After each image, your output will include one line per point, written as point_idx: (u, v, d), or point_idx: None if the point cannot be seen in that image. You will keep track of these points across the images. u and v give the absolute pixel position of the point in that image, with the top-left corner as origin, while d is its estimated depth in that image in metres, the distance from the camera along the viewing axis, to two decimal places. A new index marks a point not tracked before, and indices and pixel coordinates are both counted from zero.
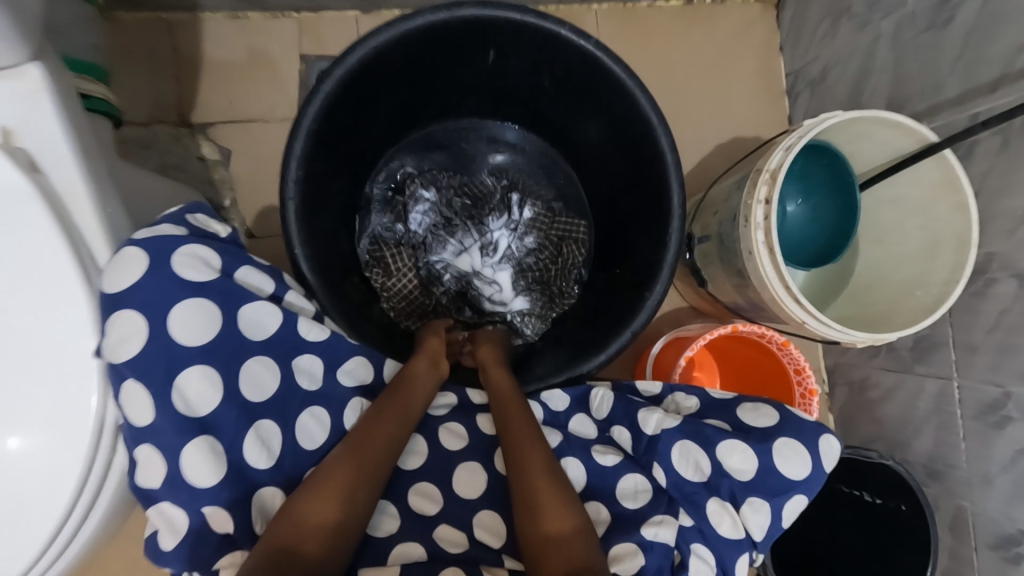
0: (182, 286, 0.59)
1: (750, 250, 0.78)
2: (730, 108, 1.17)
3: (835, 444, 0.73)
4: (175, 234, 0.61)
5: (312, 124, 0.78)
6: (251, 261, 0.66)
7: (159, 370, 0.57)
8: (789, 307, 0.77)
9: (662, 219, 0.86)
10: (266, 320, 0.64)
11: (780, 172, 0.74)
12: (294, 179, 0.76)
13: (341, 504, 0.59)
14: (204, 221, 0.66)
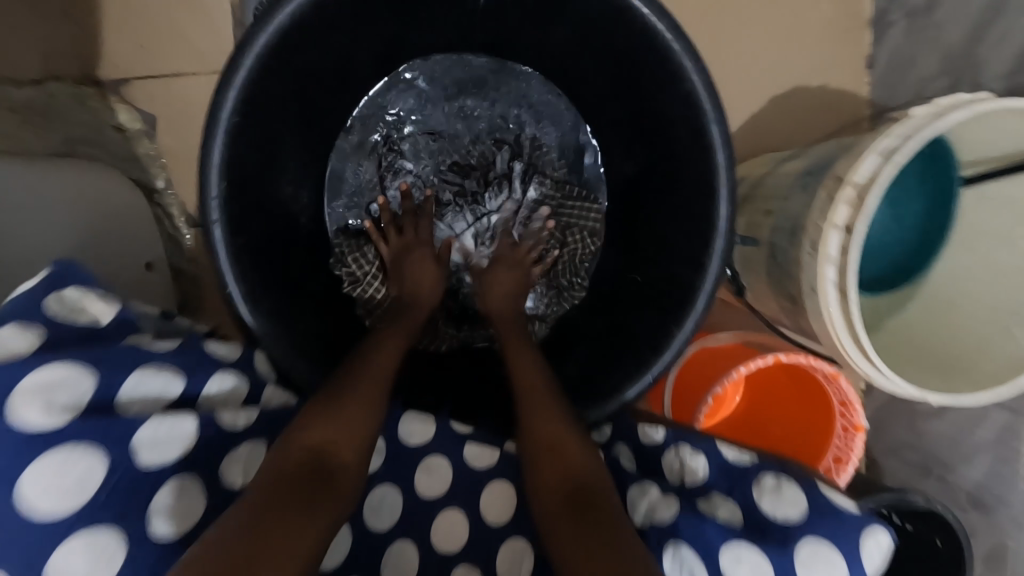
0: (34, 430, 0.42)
1: (813, 286, 0.60)
2: (792, 48, 0.91)
3: (884, 542, 0.56)
4: (21, 348, 0.44)
5: (235, 112, 0.58)
6: (142, 359, 0.49)
7: (20, 550, 0.42)
8: (855, 362, 0.60)
9: (702, 228, 0.67)
10: (174, 435, 0.48)
11: (871, 190, 0.54)
12: (218, 193, 0.58)
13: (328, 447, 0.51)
14: (73, 306, 0.49)
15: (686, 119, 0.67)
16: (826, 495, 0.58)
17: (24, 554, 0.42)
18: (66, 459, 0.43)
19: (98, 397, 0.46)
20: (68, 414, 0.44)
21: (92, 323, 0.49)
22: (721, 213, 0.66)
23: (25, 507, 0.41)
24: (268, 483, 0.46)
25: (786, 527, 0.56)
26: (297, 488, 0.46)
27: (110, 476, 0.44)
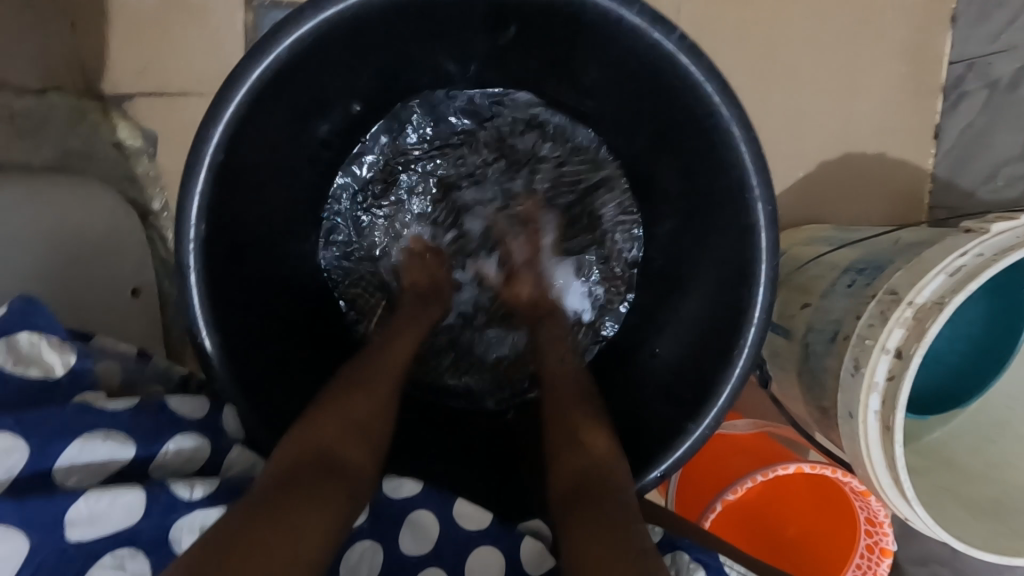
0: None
1: (852, 412, 0.52)
2: (855, 109, 0.82)
3: None
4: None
5: (220, 153, 0.50)
6: (86, 425, 0.40)
7: None
8: (894, 503, 0.52)
9: (731, 322, 0.56)
10: (114, 512, 0.39)
11: (935, 319, 0.46)
12: (194, 241, 0.50)
13: (342, 440, 0.47)
14: (25, 357, 0.41)
15: (726, 197, 0.56)
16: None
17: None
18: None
19: (28, 472, 0.38)
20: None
21: (45, 377, 0.41)
22: (753, 312, 0.54)
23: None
24: (285, 473, 0.43)
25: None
26: (314, 476, 0.43)
27: (27, 560, 0.37)
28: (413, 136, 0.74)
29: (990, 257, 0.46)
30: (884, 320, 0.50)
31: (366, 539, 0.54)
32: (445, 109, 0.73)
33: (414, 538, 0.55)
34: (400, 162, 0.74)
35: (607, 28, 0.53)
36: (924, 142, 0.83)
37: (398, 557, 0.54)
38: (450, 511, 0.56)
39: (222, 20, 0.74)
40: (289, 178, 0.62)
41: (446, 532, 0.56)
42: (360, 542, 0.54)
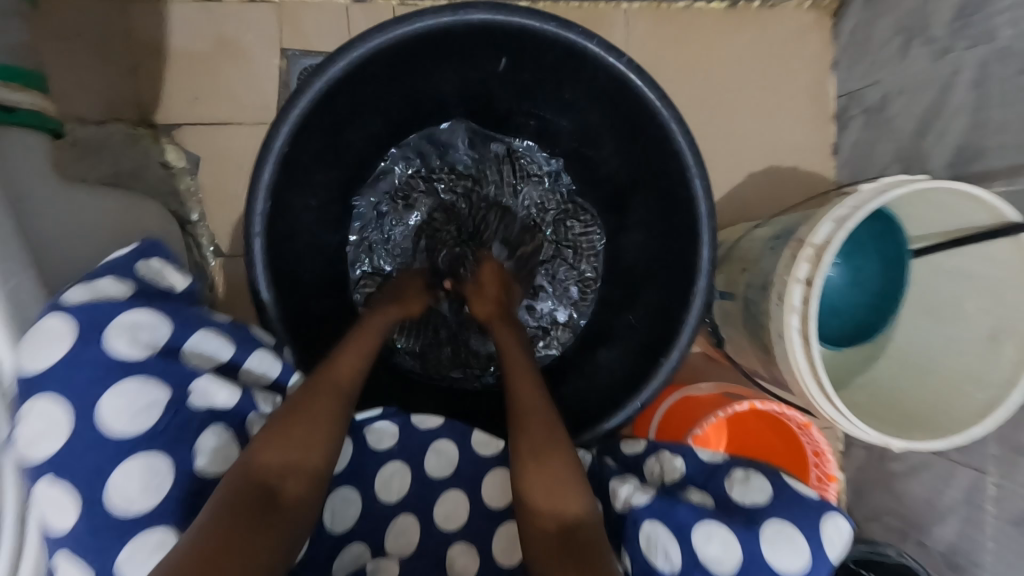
0: (117, 360, 0.45)
1: (781, 333, 0.67)
2: (769, 132, 1.03)
3: (845, 528, 0.59)
4: (111, 294, 0.48)
5: (284, 146, 0.64)
6: (206, 322, 0.51)
7: (86, 461, 0.43)
8: (821, 405, 0.66)
9: (686, 277, 0.74)
10: (226, 387, 0.49)
11: (828, 252, 0.62)
12: (262, 215, 0.64)
13: (287, 469, 0.48)
14: (153, 273, 0.52)
15: (673, 180, 0.73)
16: (792, 485, 0.62)
17: (86, 475, 0.43)
18: (143, 384, 0.45)
19: (168, 346, 0.48)
20: (151, 352, 0.47)
21: (166, 290, 0.53)
22: (701, 268, 0.72)
23: (102, 424, 0.43)
24: (226, 499, 0.45)
25: (753, 511, 0.60)
26: (252, 512, 0.44)
27: (168, 408, 0.46)
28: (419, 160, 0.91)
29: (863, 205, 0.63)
30: (796, 259, 0.66)
31: (397, 460, 0.64)
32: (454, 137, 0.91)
33: (439, 461, 0.65)
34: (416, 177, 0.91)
35: (576, 58, 0.70)
36: (826, 157, 1.05)
37: (424, 478, 0.64)
38: (469, 439, 0.67)
39: (261, 64, 0.90)
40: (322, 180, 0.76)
41: (462, 458, 0.66)
42: (389, 463, 0.64)
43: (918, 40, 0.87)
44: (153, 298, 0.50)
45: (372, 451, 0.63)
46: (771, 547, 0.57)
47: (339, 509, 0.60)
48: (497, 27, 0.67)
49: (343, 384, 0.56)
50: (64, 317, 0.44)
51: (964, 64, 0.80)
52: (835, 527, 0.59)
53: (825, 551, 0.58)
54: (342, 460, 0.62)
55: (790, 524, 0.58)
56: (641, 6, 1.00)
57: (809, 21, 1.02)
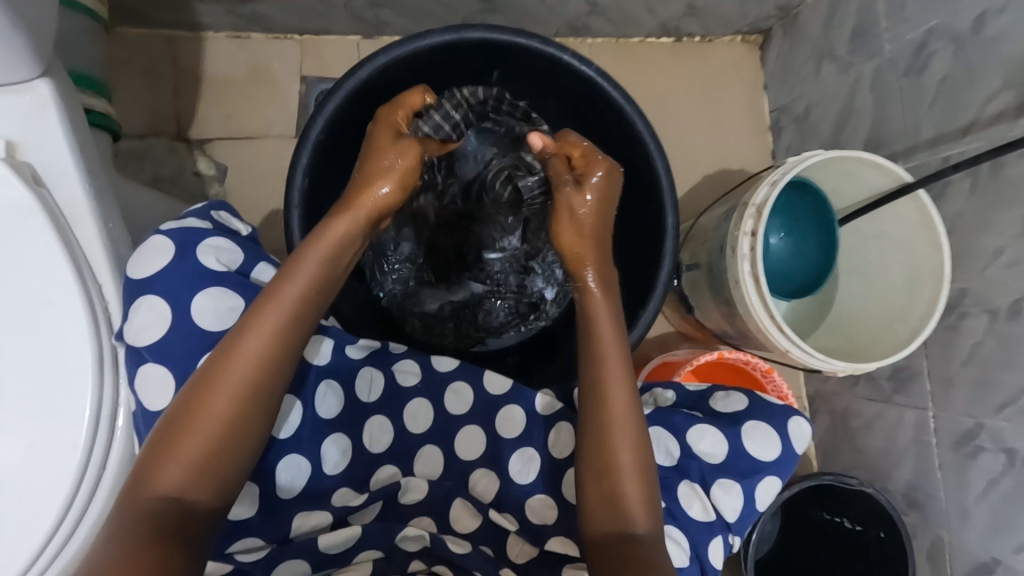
0: (205, 271, 0.56)
1: (737, 279, 0.80)
2: (717, 141, 1.22)
3: (805, 426, 0.67)
4: (196, 226, 0.58)
5: (318, 135, 0.78)
6: (268, 257, 0.62)
7: (180, 352, 0.54)
8: (774, 336, 0.79)
9: (655, 244, 0.88)
10: None
11: (766, 207, 0.77)
12: (299, 189, 0.77)
13: (187, 486, 0.51)
14: (226, 219, 0.63)
15: (640, 164, 0.89)
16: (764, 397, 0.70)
17: (180, 361, 0.54)
18: (223, 291, 0.56)
19: (239, 270, 0.59)
20: (227, 270, 0.58)
21: (236, 232, 0.63)
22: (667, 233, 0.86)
23: (194, 318, 0.55)
24: (130, 520, 0.49)
25: (735, 417, 0.68)
26: (155, 535, 0.49)
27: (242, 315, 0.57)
28: None
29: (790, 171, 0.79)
30: (743, 218, 0.81)
31: (420, 396, 0.74)
32: None
33: (456, 399, 0.74)
34: None
35: (554, 68, 0.86)
36: (767, 161, 1.23)
37: (444, 413, 0.74)
38: (482, 381, 0.75)
39: (283, 90, 1.05)
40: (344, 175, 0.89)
41: (476, 397, 0.74)
42: (414, 398, 0.74)
43: (828, 60, 1.07)
44: (228, 233, 0.61)
45: (398, 387, 0.74)
46: (751, 440, 0.65)
47: (375, 434, 0.72)
48: (490, 43, 0.83)
49: (253, 367, 0.53)
50: (164, 239, 0.56)
51: (863, 74, 1.00)
52: (798, 425, 0.67)
53: (792, 445, 0.66)
54: (375, 392, 0.73)
55: (763, 422, 0.66)
56: (604, 41, 1.19)
57: (742, 52, 1.23)
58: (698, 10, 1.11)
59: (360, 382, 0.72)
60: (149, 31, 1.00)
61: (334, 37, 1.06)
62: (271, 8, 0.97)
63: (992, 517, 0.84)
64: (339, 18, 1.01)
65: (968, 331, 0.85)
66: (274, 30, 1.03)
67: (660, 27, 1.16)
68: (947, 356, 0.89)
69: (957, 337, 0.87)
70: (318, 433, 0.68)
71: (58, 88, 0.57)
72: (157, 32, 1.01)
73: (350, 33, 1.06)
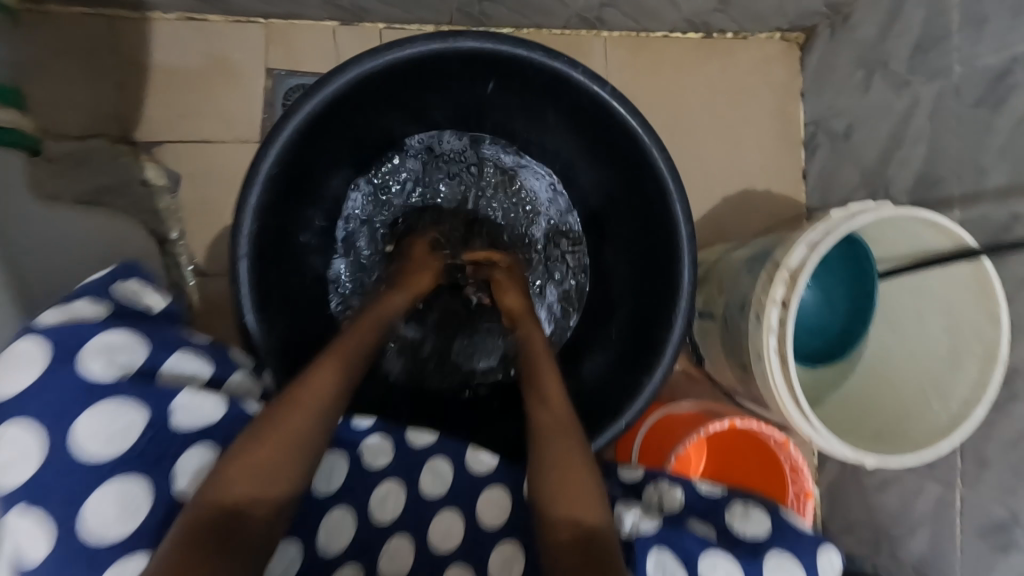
0: (90, 380, 0.47)
1: (759, 354, 0.69)
2: (742, 156, 1.07)
3: (836, 562, 0.59)
4: (84, 315, 0.50)
5: (273, 167, 0.65)
6: (180, 344, 0.53)
7: (63, 488, 0.45)
8: (797, 422, 0.68)
9: (667, 299, 0.76)
10: (205, 405, 0.51)
11: (802, 275, 0.65)
12: (248, 235, 0.64)
13: (249, 497, 0.48)
14: (132, 291, 0.55)
15: (654, 200, 0.76)
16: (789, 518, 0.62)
17: (61, 501, 0.45)
18: (113, 408, 0.47)
19: (142, 367, 0.51)
20: (122, 376, 0.49)
21: (144, 309, 0.55)
22: (682, 287, 0.74)
23: (74, 448, 0.45)
24: (184, 533, 0.45)
25: (754, 544, 0.60)
26: (205, 546, 0.45)
27: (147, 427, 0.48)
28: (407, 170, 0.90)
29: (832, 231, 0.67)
30: (771, 282, 0.69)
31: (391, 479, 0.66)
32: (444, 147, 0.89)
33: (433, 478, 0.67)
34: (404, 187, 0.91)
35: (560, 86, 0.72)
36: (796, 182, 1.09)
37: (418, 497, 0.66)
38: (462, 458, 0.69)
39: (244, 83, 0.90)
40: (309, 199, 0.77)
41: (454, 476, 0.67)
42: (384, 481, 0.65)
43: (880, 74, 0.92)
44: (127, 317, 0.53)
45: (368, 470, 0.65)
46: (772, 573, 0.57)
47: (334, 529, 0.62)
48: (485, 54, 0.69)
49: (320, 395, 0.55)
50: (35, 341, 0.46)
51: (922, 97, 0.85)
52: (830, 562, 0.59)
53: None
54: (339, 478, 0.64)
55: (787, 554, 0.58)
56: (621, 34, 1.03)
57: (779, 53, 1.07)
58: (733, 5, 0.95)
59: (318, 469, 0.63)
60: (83, 9, 0.84)
61: (306, 22, 0.91)
62: None
63: None
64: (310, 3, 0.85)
65: (1016, 414, 0.75)
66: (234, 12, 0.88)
67: (687, 21, 1.00)
68: (985, 436, 0.79)
69: (1001, 418, 0.77)
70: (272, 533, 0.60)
71: None
72: (92, 11, 0.85)
73: (325, 18, 0.90)
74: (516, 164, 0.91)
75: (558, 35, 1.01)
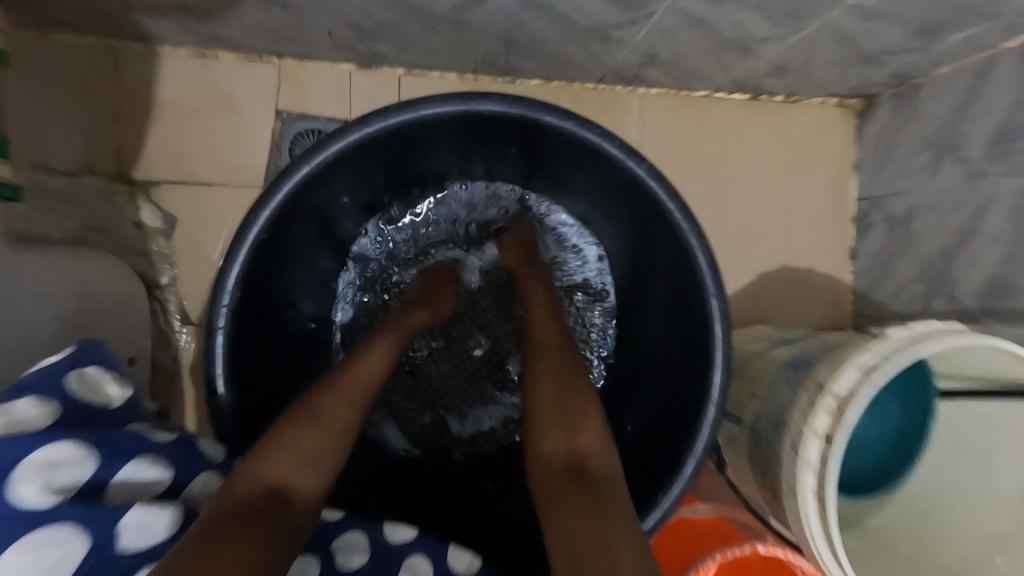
0: (22, 506, 0.40)
1: (794, 490, 0.59)
2: (782, 230, 0.98)
3: None
4: (25, 420, 0.43)
5: (265, 224, 0.60)
6: (138, 449, 0.47)
7: None
8: (830, 573, 0.58)
9: (693, 404, 0.64)
10: (157, 523, 0.44)
11: (853, 407, 0.56)
12: (230, 302, 0.59)
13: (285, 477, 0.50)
14: (86, 383, 0.49)
15: (688, 294, 0.66)
16: None
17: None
18: (48, 540, 0.40)
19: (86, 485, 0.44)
20: (65, 497, 0.42)
21: (101, 405, 0.49)
22: (711, 396, 0.62)
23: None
24: (217, 514, 0.45)
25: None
26: (245, 519, 0.45)
27: (85, 561, 0.41)
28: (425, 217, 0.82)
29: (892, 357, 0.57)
30: (813, 407, 0.59)
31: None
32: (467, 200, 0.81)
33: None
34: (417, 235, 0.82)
35: (588, 156, 0.65)
36: (843, 262, 0.99)
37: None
38: (446, 558, 0.60)
39: (251, 125, 0.85)
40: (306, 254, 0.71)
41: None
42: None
43: (949, 158, 0.82)
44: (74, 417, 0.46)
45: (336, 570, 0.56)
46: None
47: None
48: (509, 119, 0.62)
49: (357, 385, 0.59)
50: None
51: (1001, 191, 0.74)
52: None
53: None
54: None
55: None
56: (660, 92, 0.95)
57: (834, 121, 0.98)
58: (786, 71, 0.85)
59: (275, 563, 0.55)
60: (93, 41, 0.80)
61: (323, 64, 0.86)
62: (237, 30, 0.76)
63: None
64: (326, 47, 0.80)
65: None
66: (247, 51, 0.83)
67: (733, 84, 0.91)
68: None
69: None
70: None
71: None
72: (102, 44, 0.81)
73: (342, 61, 0.85)
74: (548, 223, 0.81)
75: (590, 89, 0.93)
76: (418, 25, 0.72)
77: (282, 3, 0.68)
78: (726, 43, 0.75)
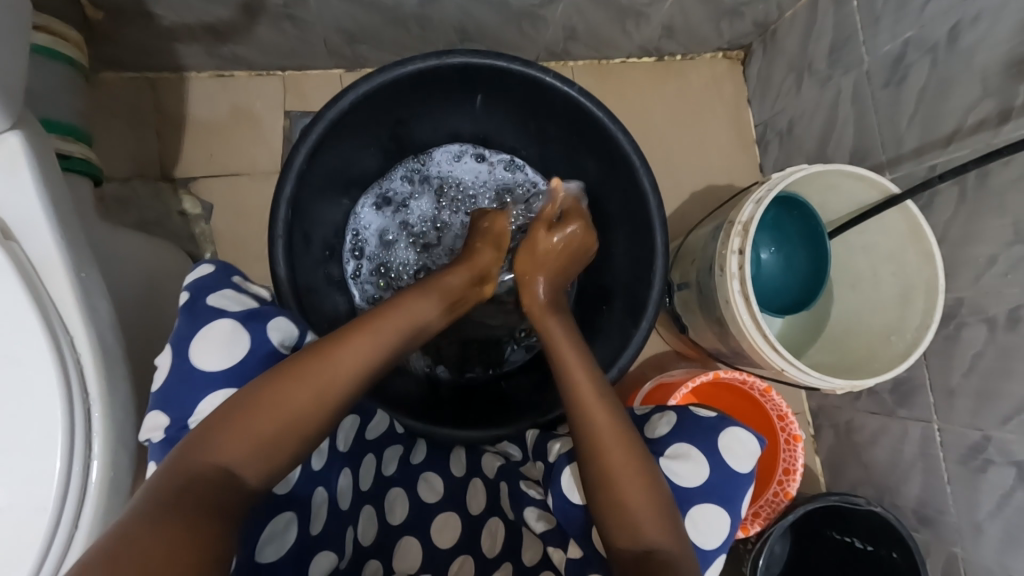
0: (269, 351, 0.59)
1: (727, 298, 0.81)
2: (703, 156, 1.21)
3: (741, 436, 0.67)
4: (251, 304, 0.61)
5: (302, 165, 0.78)
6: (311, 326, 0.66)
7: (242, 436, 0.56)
8: (767, 354, 0.79)
9: (647, 260, 0.85)
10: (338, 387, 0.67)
11: (751, 225, 0.78)
12: (284, 219, 0.77)
13: (242, 459, 0.52)
14: (246, 286, 0.65)
15: (628, 180, 0.86)
16: (695, 413, 0.70)
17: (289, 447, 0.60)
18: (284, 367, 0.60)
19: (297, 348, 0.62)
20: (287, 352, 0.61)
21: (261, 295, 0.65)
22: (658, 252, 0.83)
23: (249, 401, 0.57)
24: (177, 484, 0.49)
25: (656, 440, 0.69)
26: (206, 495, 0.49)
27: None
28: (405, 176, 1.00)
29: (762, 198, 0.79)
30: (729, 236, 0.81)
31: (397, 486, 0.76)
32: (437, 158, 1.00)
33: (428, 489, 0.76)
34: (401, 193, 1.00)
35: (537, 89, 0.85)
36: (754, 175, 1.22)
37: (418, 501, 0.75)
38: (445, 465, 0.79)
39: (266, 125, 1.04)
40: (330, 202, 0.90)
41: (447, 486, 0.77)
42: (392, 488, 0.75)
43: (808, 74, 1.06)
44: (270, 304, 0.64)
45: (380, 475, 0.75)
46: (669, 470, 0.65)
47: (394, 505, 0.74)
48: (473, 67, 0.82)
49: (325, 384, 0.56)
50: (231, 322, 0.57)
51: (844, 86, 0.99)
52: (734, 439, 0.67)
53: (725, 459, 0.66)
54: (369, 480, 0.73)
55: (687, 444, 0.67)
56: (586, 63, 1.19)
57: (723, 69, 1.23)
58: (676, 30, 1.11)
59: (342, 432, 0.70)
60: (134, 74, 1.01)
61: (317, 72, 1.05)
62: (250, 46, 0.96)
63: (1006, 534, 0.79)
64: (321, 55, 1.00)
65: (967, 341, 0.83)
66: (256, 68, 1.03)
67: (641, 47, 1.15)
68: (947, 368, 0.86)
69: (957, 348, 0.85)
70: (313, 481, 0.64)
71: (29, 141, 0.55)
72: (141, 76, 1.02)
73: (333, 67, 1.05)
74: (503, 167, 1.00)
75: None
76: (393, 24, 0.94)
77: (288, 14, 0.88)
78: (623, 10, 1.00)
